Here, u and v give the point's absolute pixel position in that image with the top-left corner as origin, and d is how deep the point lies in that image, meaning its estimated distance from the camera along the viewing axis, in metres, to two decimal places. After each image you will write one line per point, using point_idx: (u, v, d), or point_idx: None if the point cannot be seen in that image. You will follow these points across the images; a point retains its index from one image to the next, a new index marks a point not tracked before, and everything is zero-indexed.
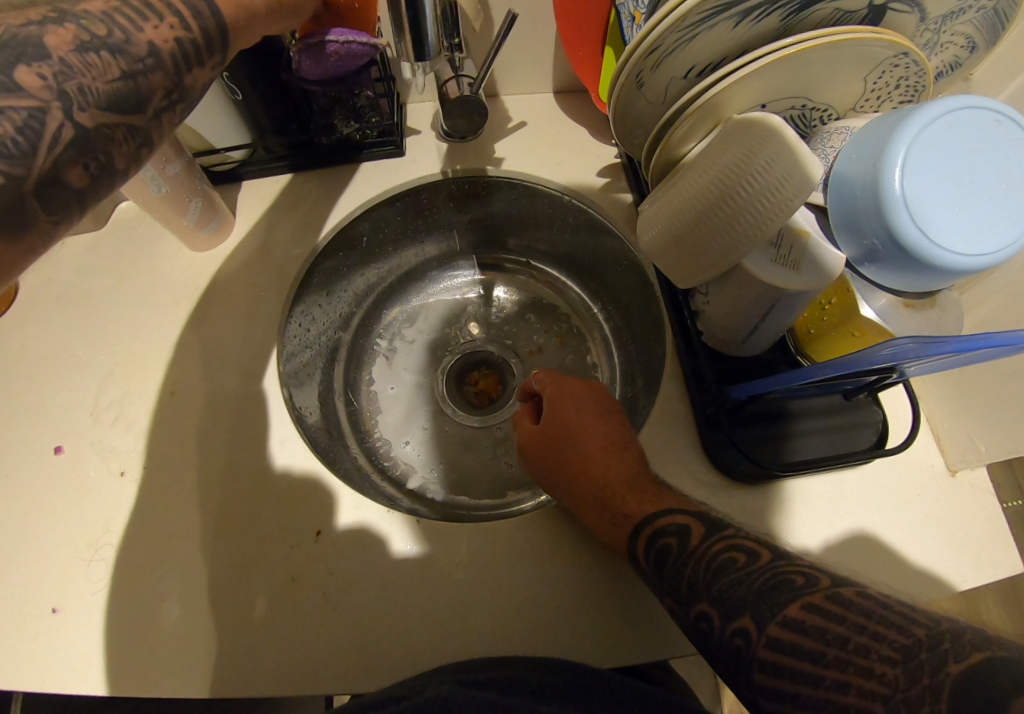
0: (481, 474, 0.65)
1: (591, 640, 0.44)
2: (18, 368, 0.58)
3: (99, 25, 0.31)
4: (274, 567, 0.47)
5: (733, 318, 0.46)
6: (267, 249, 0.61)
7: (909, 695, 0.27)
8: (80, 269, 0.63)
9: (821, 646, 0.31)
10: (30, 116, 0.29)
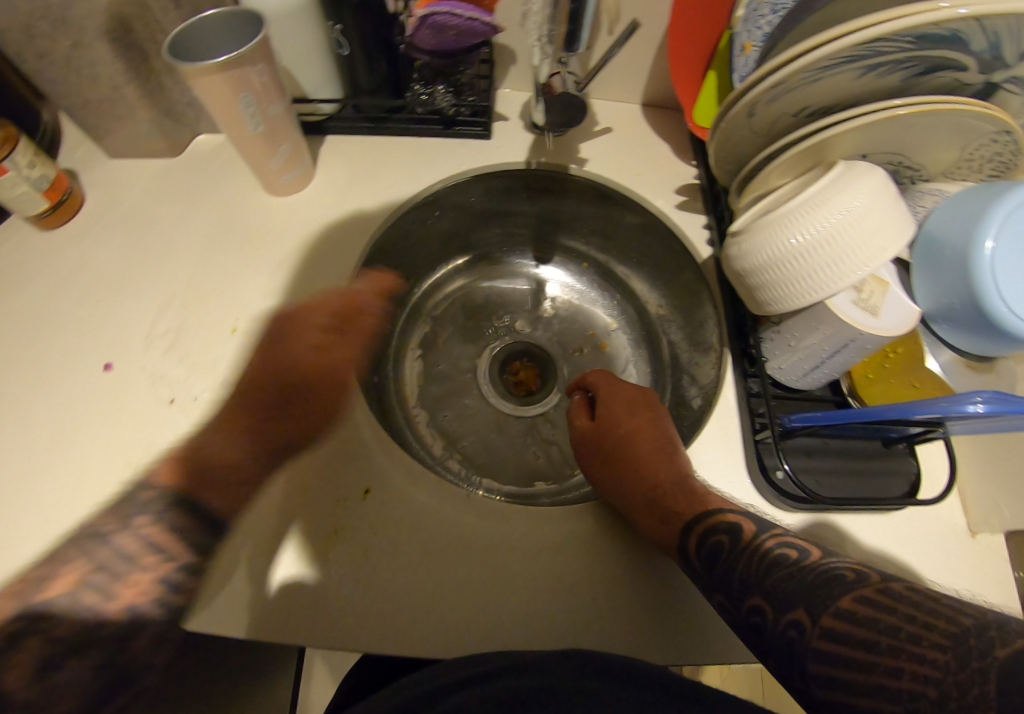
0: (510, 460, 0.67)
1: (612, 635, 0.46)
2: (81, 279, 0.59)
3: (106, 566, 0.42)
4: (313, 518, 0.48)
5: (800, 349, 0.47)
6: (342, 206, 0.61)
7: (959, 678, 0.31)
8: (154, 194, 0.64)
9: (875, 635, 0.35)
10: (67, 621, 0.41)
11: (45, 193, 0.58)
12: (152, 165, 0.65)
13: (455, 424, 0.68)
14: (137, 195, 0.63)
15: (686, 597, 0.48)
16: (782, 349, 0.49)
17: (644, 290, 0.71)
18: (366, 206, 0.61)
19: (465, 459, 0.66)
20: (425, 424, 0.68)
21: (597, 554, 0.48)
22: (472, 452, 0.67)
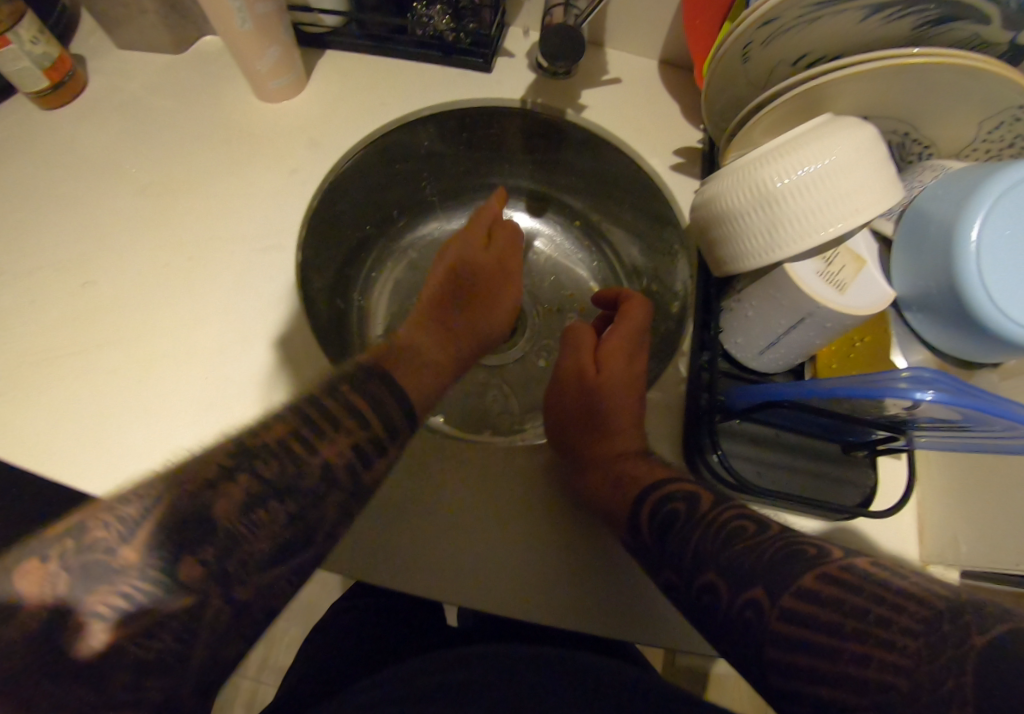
0: (465, 407, 0.65)
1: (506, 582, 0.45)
2: (64, 157, 0.59)
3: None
4: (237, 415, 0.49)
5: (756, 323, 0.43)
6: (326, 122, 0.59)
7: (934, 669, 0.29)
8: (151, 87, 0.63)
9: (839, 617, 0.33)
10: None
11: (47, 72, 0.58)
12: (155, 59, 0.64)
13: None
14: (135, 85, 0.63)
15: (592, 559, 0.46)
16: (739, 325, 0.45)
17: (635, 254, 0.68)
18: (351, 126, 0.59)
19: (420, 398, 0.65)
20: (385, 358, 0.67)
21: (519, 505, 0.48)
22: (428, 391, 0.66)
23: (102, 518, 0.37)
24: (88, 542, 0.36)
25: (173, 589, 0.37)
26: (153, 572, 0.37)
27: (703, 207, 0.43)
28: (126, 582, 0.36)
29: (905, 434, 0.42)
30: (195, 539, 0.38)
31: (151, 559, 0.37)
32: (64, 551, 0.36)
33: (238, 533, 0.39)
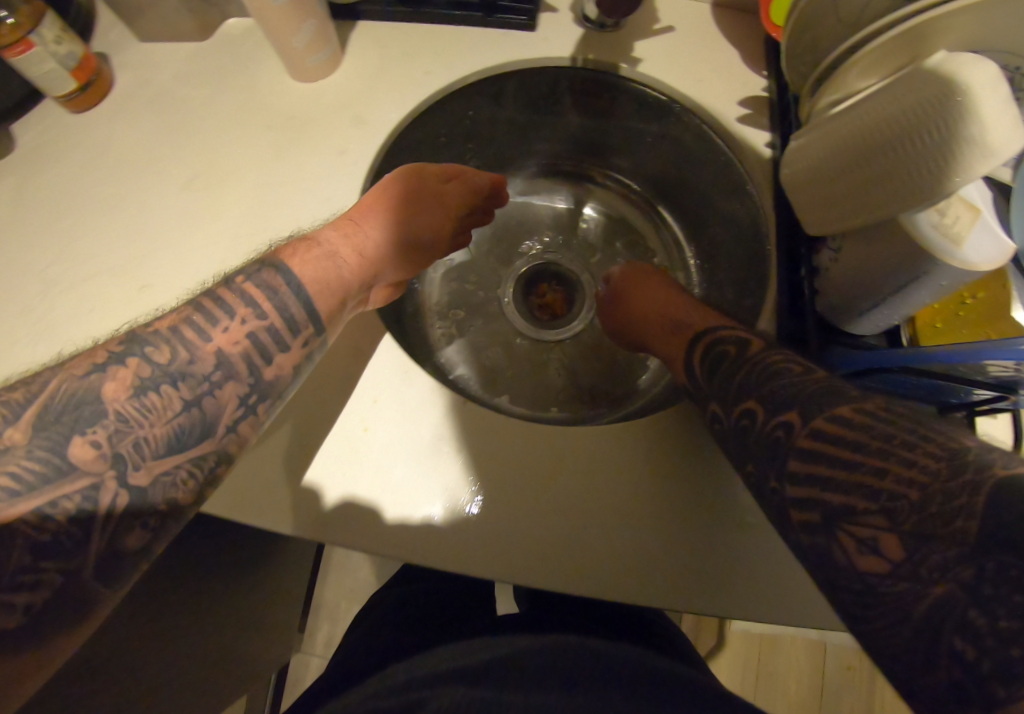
0: (531, 382, 0.66)
1: (614, 571, 0.44)
2: (103, 158, 0.57)
3: (63, 513, 0.33)
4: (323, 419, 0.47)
5: (859, 283, 0.41)
6: (368, 98, 0.56)
7: (949, 487, 0.29)
8: (180, 75, 0.60)
9: (870, 440, 0.32)
10: (84, 496, 0.34)
11: (73, 72, 0.55)
12: (179, 46, 0.61)
13: (477, 336, 0.68)
14: (164, 76, 0.60)
15: (696, 540, 0.45)
16: (841, 289, 0.43)
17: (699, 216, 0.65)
18: (395, 99, 0.56)
19: (482, 372, 0.66)
20: (444, 334, 0.67)
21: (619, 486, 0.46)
22: (489, 365, 0.66)
23: (192, 313, 0.40)
24: (188, 317, 0.40)
25: (297, 331, 0.44)
26: (273, 332, 0.43)
27: (815, 157, 0.40)
28: (250, 321, 0.42)
29: (1015, 393, 0.40)
30: (242, 377, 0.41)
31: (272, 311, 0.43)
32: (168, 325, 0.40)
33: (257, 291, 0.43)
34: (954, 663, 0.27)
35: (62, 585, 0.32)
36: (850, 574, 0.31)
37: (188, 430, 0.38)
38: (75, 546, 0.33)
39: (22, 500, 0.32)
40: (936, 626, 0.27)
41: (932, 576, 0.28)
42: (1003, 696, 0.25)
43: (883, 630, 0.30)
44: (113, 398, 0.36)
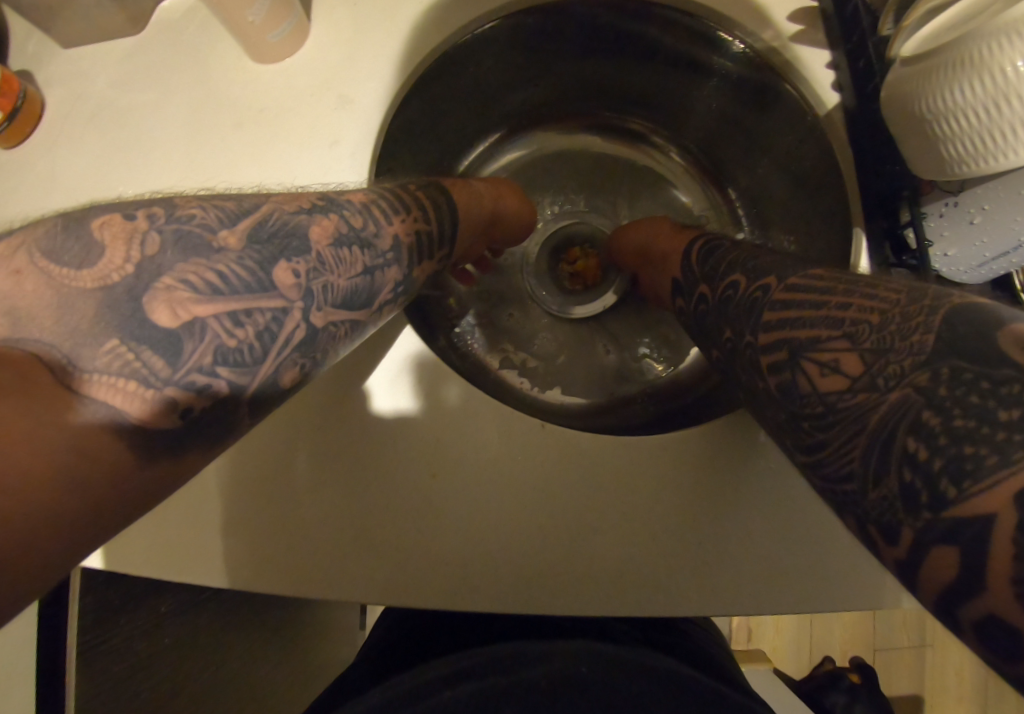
0: (578, 369, 0.61)
1: (663, 578, 0.40)
2: (52, 196, 0.49)
3: (241, 330, 0.28)
4: (330, 466, 0.40)
5: (989, 230, 0.36)
6: (351, 73, 0.47)
7: (902, 331, 0.26)
8: (119, 80, 0.50)
9: (846, 312, 0.29)
10: (273, 318, 0.29)
11: None
12: (112, 46, 0.51)
13: (519, 330, 0.62)
14: (100, 85, 0.51)
15: (764, 540, 0.40)
16: (958, 243, 0.39)
17: (750, 152, 0.58)
18: (384, 72, 0.46)
19: (530, 374, 0.60)
20: (478, 340, 0.60)
21: (632, 486, 0.40)
22: (534, 368, 0.60)
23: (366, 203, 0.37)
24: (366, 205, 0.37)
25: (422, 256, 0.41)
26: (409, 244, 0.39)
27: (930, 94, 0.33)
28: (393, 226, 0.38)
29: None
30: (399, 267, 0.38)
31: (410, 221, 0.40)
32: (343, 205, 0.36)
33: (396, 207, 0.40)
34: (902, 464, 0.23)
35: (227, 394, 0.27)
36: (812, 398, 0.28)
37: (350, 303, 0.33)
38: (253, 359, 0.28)
39: (216, 302, 0.27)
40: (889, 433, 0.24)
41: (890, 387, 0.25)
42: (951, 496, 0.21)
43: (850, 457, 0.26)
44: (317, 242, 0.32)
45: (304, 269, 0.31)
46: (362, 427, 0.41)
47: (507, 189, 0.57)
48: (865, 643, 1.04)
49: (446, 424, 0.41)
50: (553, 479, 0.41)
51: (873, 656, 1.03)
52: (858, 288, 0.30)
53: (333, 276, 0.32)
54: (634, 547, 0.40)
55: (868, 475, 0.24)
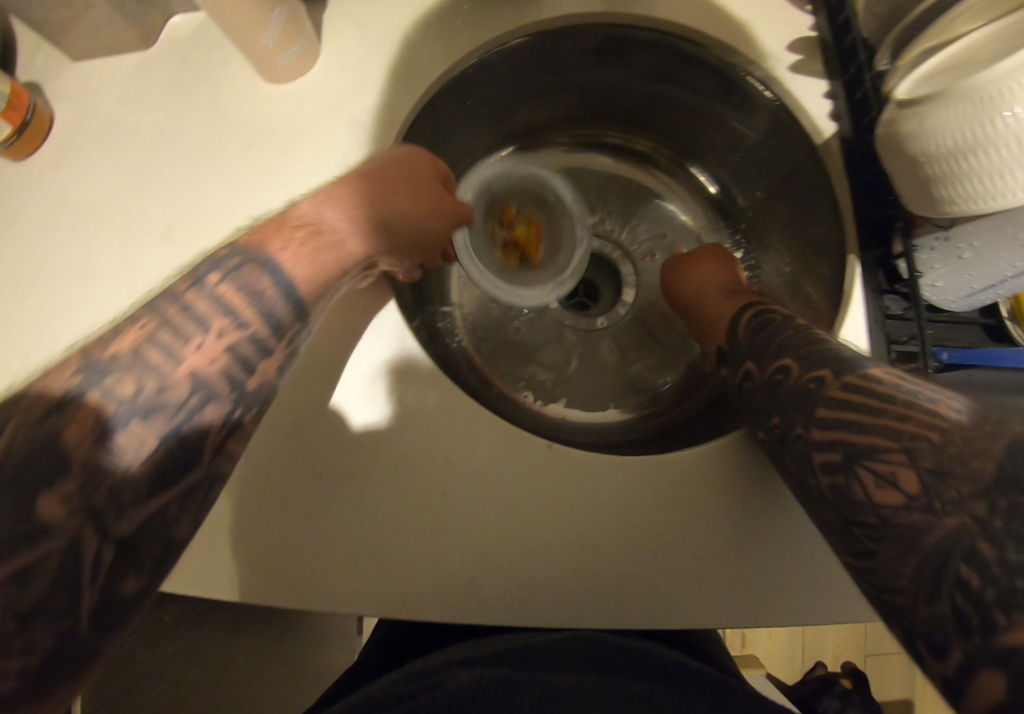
0: (586, 384, 0.62)
1: (688, 591, 0.41)
2: (60, 214, 0.49)
3: (128, 393, 0.32)
4: (363, 483, 0.41)
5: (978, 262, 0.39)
6: (359, 93, 0.47)
7: (964, 462, 0.28)
8: (128, 97, 0.51)
9: (902, 419, 0.30)
10: (159, 378, 0.33)
11: (4, 115, 0.47)
12: (119, 63, 0.52)
13: (527, 347, 0.62)
14: (109, 101, 0.51)
15: (778, 553, 0.42)
16: (945, 273, 0.41)
17: (748, 174, 0.59)
18: (393, 96, 0.48)
19: (537, 390, 0.61)
20: (483, 359, 0.60)
21: (623, 499, 0.42)
22: (542, 383, 0.61)
23: (156, 327, 0.34)
24: (153, 335, 0.34)
25: (285, 332, 0.38)
26: (254, 340, 0.36)
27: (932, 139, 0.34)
28: (227, 333, 0.36)
29: None
30: (224, 395, 0.35)
31: (256, 318, 0.37)
32: (132, 343, 0.33)
33: (239, 297, 0.36)
34: (958, 588, 0.26)
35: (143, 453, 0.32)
36: (867, 508, 0.30)
37: (180, 457, 0.33)
38: (153, 418, 0.32)
39: (107, 378, 0.32)
40: (944, 557, 0.27)
41: (943, 512, 0.27)
42: (1001, 622, 0.24)
43: (895, 569, 0.29)
44: (184, 301, 0.35)
45: (116, 412, 0.32)
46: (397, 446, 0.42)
47: (425, 176, 0.48)
48: (855, 648, 1.07)
49: (446, 435, 0.42)
50: (549, 490, 0.42)
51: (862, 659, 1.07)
52: (917, 402, 0.31)
53: (213, 325, 0.35)
54: (661, 560, 0.41)
55: (919, 596, 0.27)
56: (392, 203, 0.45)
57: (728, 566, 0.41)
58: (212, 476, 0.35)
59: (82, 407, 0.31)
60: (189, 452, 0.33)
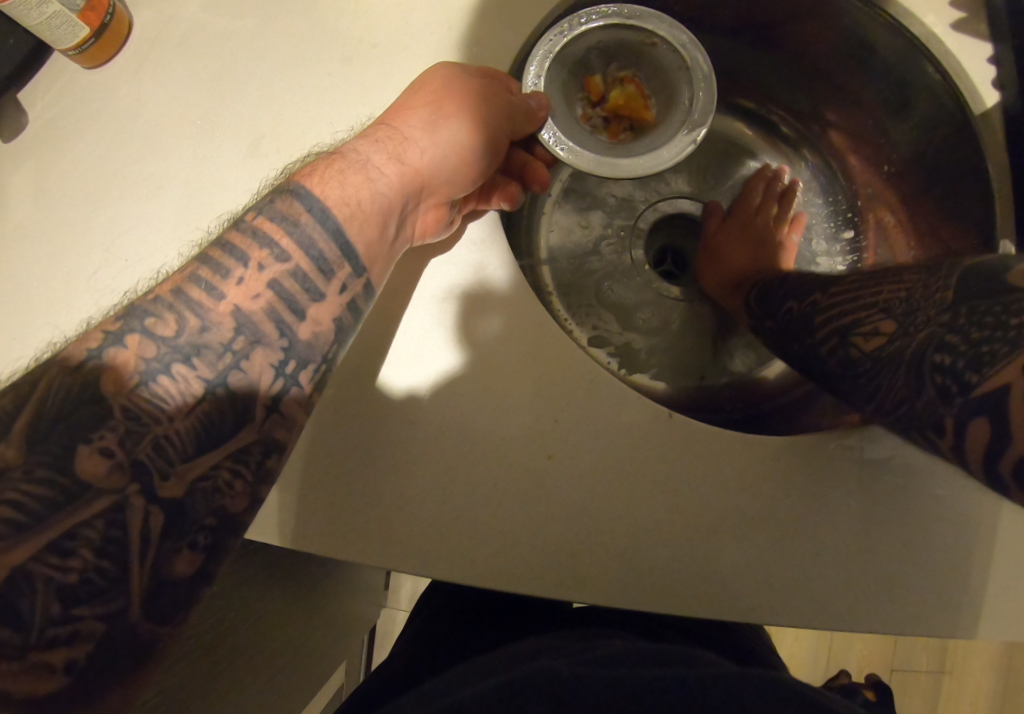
0: (677, 359, 0.58)
1: (809, 590, 0.38)
2: (137, 125, 0.46)
3: (166, 326, 0.30)
4: (473, 443, 0.39)
5: None
6: (478, 20, 0.45)
7: (923, 293, 0.35)
8: (214, 4, 0.47)
9: (875, 298, 0.38)
10: (198, 317, 0.30)
11: (83, 14, 0.44)
12: None
13: (615, 316, 0.59)
14: (193, 8, 0.47)
15: (902, 553, 0.39)
16: None
17: (868, 143, 0.55)
18: (516, 25, 0.46)
19: (625, 361, 0.58)
20: (572, 322, 0.58)
21: (708, 476, 0.40)
22: (633, 351, 0.58)
23: (196, 269, 0.32)
24: (193, 275, 0.32)
25: (329, 272, 0.35)
26: (297, 276, 0.34)
27: None
28: (269, 266, 0.33)
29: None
30: (273, 341, 0.32)
31: (295, 250, 0.34)
32: (170, 287, 0.31)
33: (274, 227, 0.34)
34: (935, 371, 0.30)
35: (177, 407, 0.28)
36: (862, 359, 0.36)
37: (224, 412, 0.30)
38: (189, 368, 0.29)
39: (145, 316, 0.30)
40: (920, 356, 0.32)
41: (918, 330, 0.33)
42: (973, 380, 0.28)
43: (898, 389, 0.33)
44: (232, 242, 0.33)
45: (156, 355, 0.29)
46: (510, 406, 0.40)
47: (473, 83, 0.43)
48: (882, 659, 1.04)
49: (524, 392, 0.40)
50: (629, 460, 0.40)
51: (887, 673, 1.04)
52: (884, 284, 0.38)
53: (254, 260, 0.33)
54: (783, 553, 0.39)
55: (913, 391, 0.32)
56: (422, 119, 0.42)
57: (854, 566, 0.39)
58: (265, 442, 0.31)
59: (123, 351, 0.29)
60: (233, 411, 0.30)
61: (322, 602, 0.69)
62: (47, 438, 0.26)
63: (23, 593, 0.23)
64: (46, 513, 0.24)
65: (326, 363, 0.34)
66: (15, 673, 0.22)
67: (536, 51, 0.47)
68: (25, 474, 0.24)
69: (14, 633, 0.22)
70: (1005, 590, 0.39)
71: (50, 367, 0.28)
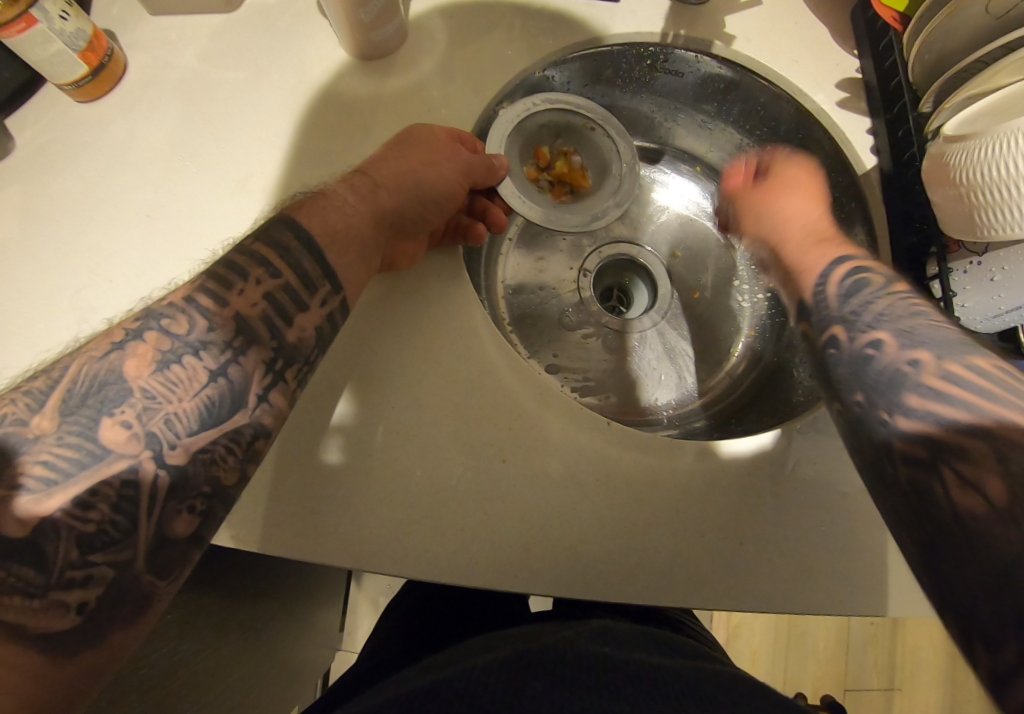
0: (629, 382, 0.64)
1: (737, 580, 0.43)
2: (127, 159, 0.50)
3: (179, 324, 0.34)
4: (442, 450, 0.43)
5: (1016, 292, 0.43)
6: (447, 85, 0.52)
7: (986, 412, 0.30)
8: (209, 55, 0.52)
9: (959, 383, 0.31)
10: (204, 316, 0.34)
11: (83, 55, 0.47)
12: (200, 24, 0.53)
13: (572, 345, 0.65)
14: (188, 58, 0.52)
15: (816, 546, 0.45)
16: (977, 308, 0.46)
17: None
18: (480, 88, 0.53)
19: (582, 387, 0.63)
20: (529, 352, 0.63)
21: (644, 482, 0.44)
22: (588, 377, 0.64)
23: (205, 280, 0.36)
24: (201, 283, 0.36)
25: (314, 288, 0.39)
26: (290, 289, 0.38)
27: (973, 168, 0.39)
28: (266, 280, 0.37)
29: None
30: (266, 341, 0.36)
31: (288, 268, 0.38)
32: (182, 293, 0.35)
33: (270, 250, 0.38)
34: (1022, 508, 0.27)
35: (185, 392, 0.32)
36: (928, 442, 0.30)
37: (223, 398, 0.33)
38: (196, 361, 0.33)
39: (156, 316, 0.34)
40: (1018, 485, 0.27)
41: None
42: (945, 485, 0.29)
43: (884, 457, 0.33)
44: (233, 261, 0.37)
45: (171, 348, 0.33)
46: (476, 416, 0.44)
47: (434, 145, 0.49)
48: (834, 680, 1.09)
49: (486, 406, 0.45)
50: (577, 470, 0.44)
51: (839, 693, 1.09)
52: (949, 345, 0.33)
53: (255, 273, 0.37)
54: (716, 547, 0.44)
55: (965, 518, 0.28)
56: (391, 170, 0.47)
57: (776, 556, 0.44)
58: (254, 427, 0.34)
59: (142, 344, 0.33)
60: (231, 398, 0.34)
61: (282, 626, 0.69)
62: (74, 413, 0.30)
63: (49, 538, 0.27)
64: (73, 470, 0.28)
65: (309, 365, 0.38)
66: (35, 609, 0.26)
67: (498, 125, 0.54)
68: (58, 439, 0.29)
69: (37, 573, 0.26)
70: (898, 571, 0.45)
71: (77, 356, 0.32)
